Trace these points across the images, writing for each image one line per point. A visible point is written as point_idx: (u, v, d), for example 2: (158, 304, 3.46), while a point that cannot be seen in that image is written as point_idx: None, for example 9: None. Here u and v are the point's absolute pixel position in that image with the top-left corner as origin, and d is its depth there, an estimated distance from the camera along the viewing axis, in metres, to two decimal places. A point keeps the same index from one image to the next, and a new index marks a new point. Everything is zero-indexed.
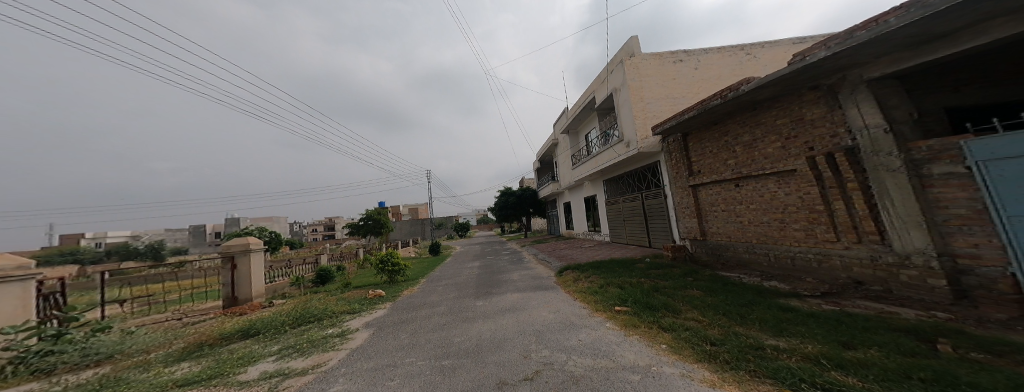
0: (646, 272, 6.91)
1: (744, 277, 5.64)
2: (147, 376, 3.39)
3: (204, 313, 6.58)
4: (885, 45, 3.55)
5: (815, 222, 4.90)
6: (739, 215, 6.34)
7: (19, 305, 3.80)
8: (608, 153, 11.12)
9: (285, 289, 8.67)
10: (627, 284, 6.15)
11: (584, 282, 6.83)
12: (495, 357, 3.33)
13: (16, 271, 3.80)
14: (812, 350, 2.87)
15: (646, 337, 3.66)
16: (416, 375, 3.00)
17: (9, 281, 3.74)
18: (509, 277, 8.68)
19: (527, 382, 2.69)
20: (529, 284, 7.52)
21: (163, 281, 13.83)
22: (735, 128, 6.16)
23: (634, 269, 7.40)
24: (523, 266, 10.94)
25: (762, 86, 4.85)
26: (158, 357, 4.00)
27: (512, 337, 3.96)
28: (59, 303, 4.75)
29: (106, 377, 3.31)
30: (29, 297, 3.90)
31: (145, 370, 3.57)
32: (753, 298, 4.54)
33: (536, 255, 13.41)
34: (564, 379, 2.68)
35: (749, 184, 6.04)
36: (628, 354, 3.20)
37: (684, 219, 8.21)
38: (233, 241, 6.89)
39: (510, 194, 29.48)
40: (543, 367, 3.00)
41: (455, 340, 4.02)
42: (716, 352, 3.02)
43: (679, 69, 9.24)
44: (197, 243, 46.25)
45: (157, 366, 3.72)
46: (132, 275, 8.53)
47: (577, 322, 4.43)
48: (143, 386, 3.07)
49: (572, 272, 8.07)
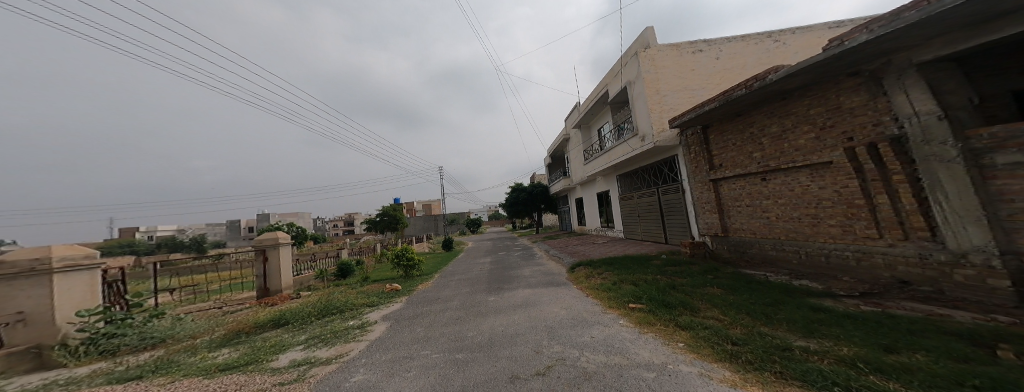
0: (662, 269, 6.71)
1: (771, 275, 5.41)
2: (194, 360, 3.59)
3: (241, 302, 6.89)
4: (938, 25, 3.26)
5: (854, 218, 4.60)
6: (766, 211, 6.06)
7: (88, 291, 3.97)
8: (622, 148, 10.87)
9: (310, 282, 9.00)
10: (642, 280, 6.01)
11: (597, 278, 6.73)
12: (507, 352, 3.28)
13: (85, 260, 3.94)
14: (847, 353, 2.70)
15: (662, 335, 3.54)
16: (430, 368, 3.00)
17: (78, 271, 3.89)
18: (520, 273, 8.62)
19: (539, 376, 2.64)
20: (540, 280, 7.45)
21: (206, 272, 15.01)
22: (762, 119, 5.88)
23: (649, 265, 7.22)
24: (535, 262, 10.90)
25: (792, 75, 4.60)
26: (203, 343, 4.19)
27: (523, 332, 3.91)
28: (121, 290, 5.01)
29: (161, 360, 3.55)
30: (97, 284, 4.08)
31: (192, 354, 3.78)
32: (781, 298, 4.32)
33: (548, 250, 13.36)
34: (576, 375, 2.62)
35: (778, 177, 5.76)
36: (644, 351, 3.10)
37: (704, 214, 7.93)
38: (264, 235, 7.11)
39: (521, 189, 29.55)
40: (555, 362, 2.95)
41: (468, 334, 4.01)
42: (738, 352, 2.87)
43: (698, 60, 8.91)
44: (231, 235, 49.02)
45: (202, 351, 3.91)
46: (180, 267, 9.17)
47: (589, 318, 4.33)
48: (190, 370, 3.23)
49: (584, 268, 8.00)
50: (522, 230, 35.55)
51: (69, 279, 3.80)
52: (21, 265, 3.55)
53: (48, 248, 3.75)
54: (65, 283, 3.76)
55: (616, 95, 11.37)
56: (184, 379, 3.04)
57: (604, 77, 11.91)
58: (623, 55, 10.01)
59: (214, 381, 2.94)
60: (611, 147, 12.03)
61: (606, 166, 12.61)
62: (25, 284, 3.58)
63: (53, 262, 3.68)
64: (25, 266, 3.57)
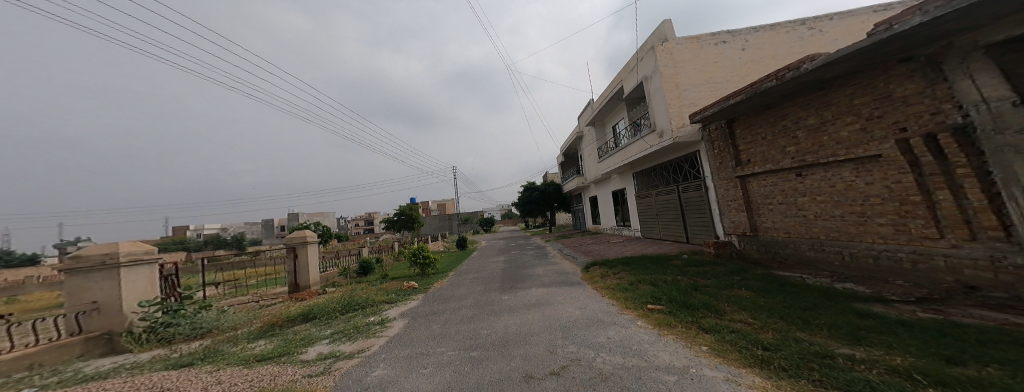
0: (683, 270, 6.43)
1: (809, 277, 5.06)
2: (235, 350, 3.74)
3: (274, 296, 7.19)
4: (1009, 2, 2.93)
5: (908, 216, 4.22)
6: (802, 209, 5.70)
7: (148, 283, 4.31)
8: (638, 145, 10.56)
9: (335, 279, 9.28)
10: (661, 281, 5.78)
11: (612, 278, 6.53)
12: (522, 351, 3.21)
13: (145, 255, 4.24)
14: (901, 363, 2.46)
15: (683, 338, 3.36)
16: (446, 365, 2.98)
17: (140, 264, 4.22)
18: (534, 272, 8.51)
19: (553, 376, 2.56)
20: (554, 279, 7.33)
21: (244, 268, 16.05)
22: (796, 112, 5.53)
23: (668, 266, 6.94)
24: (548, 261, 10.73)
25: (830, 64, 4.29)
26: (243, 334, 4.39)
27: (538, 331, 3.82)
28: (174, 284, 5.32)
29: (208, 349, 3.75)
30: (155, 276, 4.41)
31: (234, 344, 3.96)
32: (821, 302, 4.03)
33: (561, 249, 13.16)
34: (592, 376, 2.51)
35: (815, 173, 5.39)
36: (663, 354, 2.94)
37: (731, 213, 7.57)
38: (294, 233, 7.37)
39: (534, 188, 29.30)
40: (569, 362, 2.85)
41: (482, 332, 3.97)
42: (769, 358, 2.68)
43: (721, 52, 8.53)
44: (264, 234, 51.91)
45: (242, 342, 4.08)
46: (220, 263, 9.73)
47: (605, 319, 4.19)
48: (231, 359, 3.37)
49: (599, 268, 7.78)
50: (536, 230, 35.28)
51: (133, 272, 4.14)
52: (93, 259, 3.91)
53: (115, 245, 4.09)
54: (130, 276, 4.10)
55: (631, 91, 11.07)
56: (226, 367, 3.17)
57: (619, 73, 11.61)
58: (638, 50, 9.72)
59: (252, 371, 3.02)
60: (626, 144, 11.73)
61: (622, 163, 12.29)
62: (98, 277, 3.96)
63: (120, 256, 4.00)
64: (98, 260, 3.92)
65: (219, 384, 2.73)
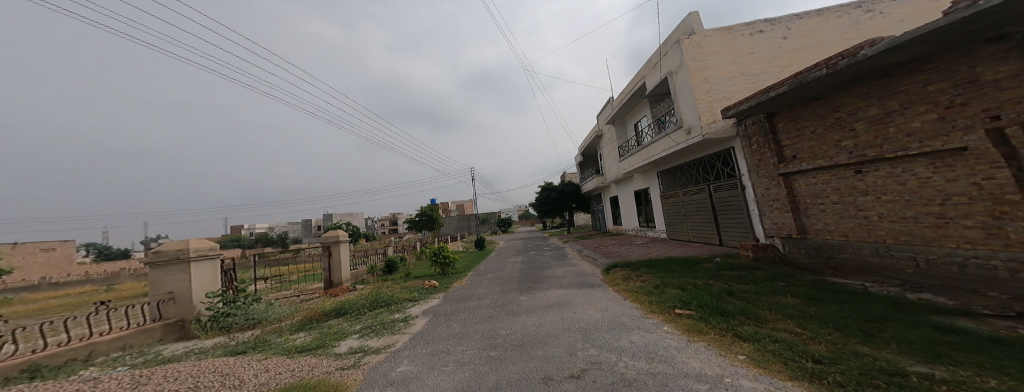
0: (716, 273, 6.03)
1: (873, 285, 4.56)
2: (280, 340, 3.94)
3: (312, 292, 7.57)
4: None
5: (1004, 218, 3.69)
6: (862, 209, 5.17)
7: (212, 276, 4.64)
8: (663, 142, 10.11)
9: (363, 277, 9.61)
10: (690, 285, 5.44)
11: (635, 281, 6.24)
12: (540, 352, 3.11)
13: (210, 251, 4.58)
14: (996, 386, 2.12)
15: (717, 345, 3.12)
16: (466, 363, 2.95)
17: (205, 259, 4.54)
18: (552, 273, 8.34)
19: (573, 379, 2.44)
20: (573, 281, 7.12)
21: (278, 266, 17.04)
22: (853, 102, 5.04)
23: (699, 269, 6.54)
24: (567, 262, 10.48)
25: (894, 49, 3.88)
26: (287, 326, 4.63)
27: (557, 333, 3.71)
28: (233, 278, 5.71)
29: (258, 339, 3.99)
30: (218, 270, 4.74)
31: (279, 335, 4.18)
32: (888, 313, 3.61)
33: (580, 250, 12.84)
34: (614, 381, 2.38)
35: (879, 169, 4.87)
36: (694, 361, 2.74)
37: (773, 213, 7.03)
38: (330, 231, 7.72)
39: (551, 189, 28.77)
40: (590, 366, 2.72)
41: (501, 332, 3.91)
42: (822, 371, 2.40)
43: (757, 42, 7.99)
44: (301, 233, 55.41)
45: (286, 333, 4.31)
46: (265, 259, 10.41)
47: (628, 322, 3.99)
48: (277, 349, 3.55)
49: (620, 270, 7.46)
50: (555, 230, 34.85)
51: (200, 266, 4.47)
52: (170, 254, 4.29)
53: (187, 240, 4.45)
54: (198, 270, 4.44)
55: (654, 87, 10.64)
56: (271, 357, 3.33)
57: (641, 69, 11.20)
58: (662, 45, 9.34)
59: (294, 361, 3.15)
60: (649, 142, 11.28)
61: (644, 162, 11.84)
62: (173, 270, 4.33)
63: (190, 251, 4.35)
64: (174, 254, 4.30)
65: (266, 372, 2.84)
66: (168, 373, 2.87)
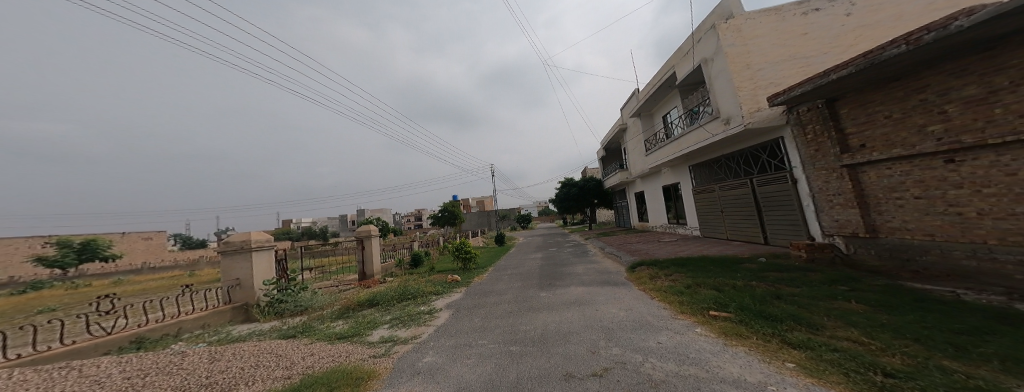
0: (760, 275, 5.56)
1: (965, 292, 3.97)
2: (322, 326, 4.25)
3: (348, 282, 8.05)
4: None
5: None
6: (953, 204, 4.50)
7: (269, 265, 5.08)
8: (695, 134, 9.51)
9: (391, 270, 10.02)
10: (728, 286, 5.07)
11: (664, 280, 5.94)
12: (562, 349, 3.06)
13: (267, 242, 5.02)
14: None
15: (761, 351, 2.87)
16: (489, 357, 2.96)
17: (263, 250, 4.98)
18: (573, 270, 8.17)
19: (596, 378, 2.36)
20: (595, 278, 6.93)
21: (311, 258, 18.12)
22: (943, 81, 4.40)
23: (739, 269, 6.07)
24: (591, 259, 10.19)
25: (1001, 17, 3.31)
26: (328, 314, 4.97)
27: (579, 330, 3.62)
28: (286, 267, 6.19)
29: (304, 324, 4.32)
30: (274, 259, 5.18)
31: (322, 322, 4.50)
32: (984, 325, 3.11)
33: (603, 247, 12.46)
34: (640, 382, 2.27)
35: (978, 157, 4.22)
36: (731, 366, 2.54)
37: (834, 209, 6.35)
38: (363, 226, 8.16)
39: (574, 185, 28.05)
40: (613, 365, 2.62)
41: (521, 328, 3.88)
42: (896, 387, 2.11)
43: (812, 21, 7.24)
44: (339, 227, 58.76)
45: (328, 320, 4.63)
46: None
47: (656, 322, 3.81)
48: (319, 335, 3.81)
49: (647, 268, 7.13)
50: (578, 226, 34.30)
51: (260, 256, 4.91)
52: (235, 244, 4.74)
53: (249, 232, 4.90)
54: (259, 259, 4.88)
55: (686, 77, 10.02)
56: (315, 342, 3.58)
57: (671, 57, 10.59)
58: (696, 31, 8.74)
59: (333, 347, 3.36)
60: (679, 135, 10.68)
61: (673, 155, 11.23)
62: (239, 258, 4.79)
63: (252, 242, 4.79)
64: (239, 244, 4.75)
65: (311, 356, 3.06)
66: (232, 351, 3.19)
